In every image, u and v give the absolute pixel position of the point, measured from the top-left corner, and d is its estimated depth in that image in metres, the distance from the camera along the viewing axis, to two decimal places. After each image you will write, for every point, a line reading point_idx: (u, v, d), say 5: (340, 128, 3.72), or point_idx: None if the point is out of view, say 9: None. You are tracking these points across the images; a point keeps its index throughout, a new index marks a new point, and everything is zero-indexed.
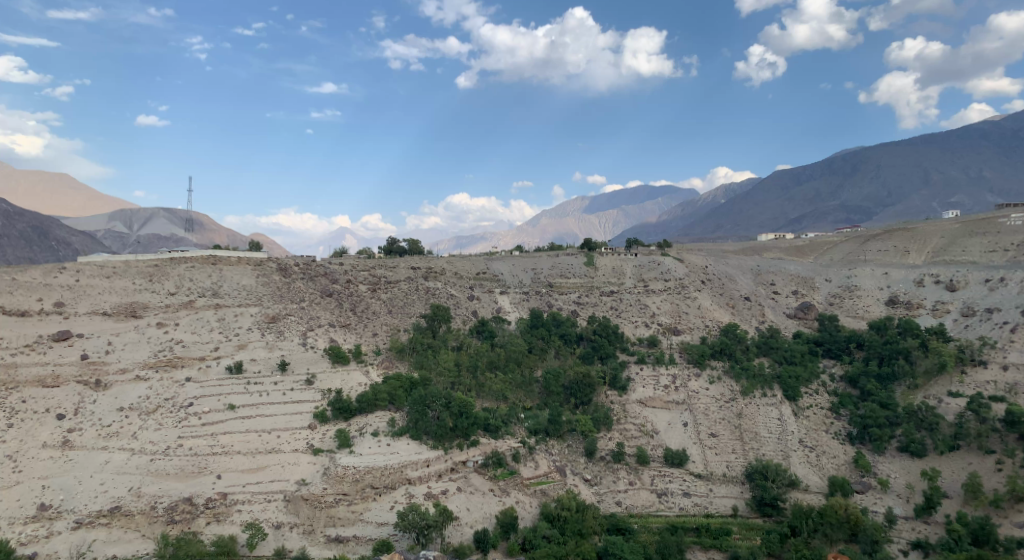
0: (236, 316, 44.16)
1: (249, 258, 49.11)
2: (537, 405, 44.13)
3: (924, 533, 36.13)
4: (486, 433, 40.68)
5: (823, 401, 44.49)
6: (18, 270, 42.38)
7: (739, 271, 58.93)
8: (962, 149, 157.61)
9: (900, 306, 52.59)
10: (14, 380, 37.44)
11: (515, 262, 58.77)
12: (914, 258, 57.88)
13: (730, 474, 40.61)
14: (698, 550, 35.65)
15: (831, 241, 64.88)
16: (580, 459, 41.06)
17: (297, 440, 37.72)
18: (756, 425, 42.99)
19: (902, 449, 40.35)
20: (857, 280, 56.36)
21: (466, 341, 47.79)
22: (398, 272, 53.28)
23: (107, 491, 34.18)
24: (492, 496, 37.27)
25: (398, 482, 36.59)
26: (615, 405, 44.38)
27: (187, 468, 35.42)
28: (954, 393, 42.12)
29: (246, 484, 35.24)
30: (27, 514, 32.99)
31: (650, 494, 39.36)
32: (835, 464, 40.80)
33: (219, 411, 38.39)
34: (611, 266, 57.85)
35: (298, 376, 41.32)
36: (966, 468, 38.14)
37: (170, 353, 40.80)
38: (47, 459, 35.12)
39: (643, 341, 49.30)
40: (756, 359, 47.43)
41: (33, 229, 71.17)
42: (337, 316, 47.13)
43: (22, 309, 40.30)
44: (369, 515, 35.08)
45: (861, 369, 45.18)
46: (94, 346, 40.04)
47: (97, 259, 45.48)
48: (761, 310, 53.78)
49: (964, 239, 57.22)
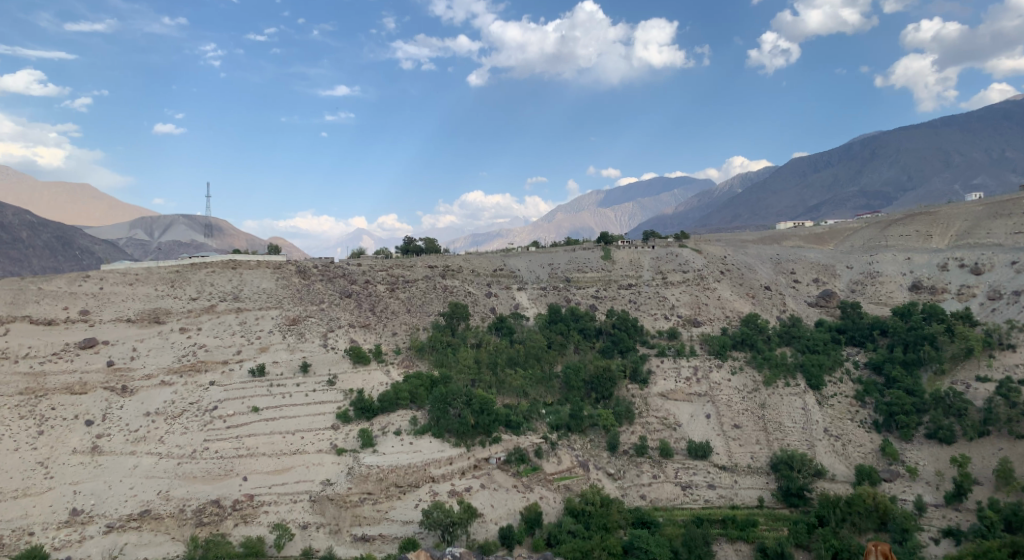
0: (257, 319, 44.54)
1: (269, 261, 49.46)
2: (557, 400, 44.02)
3: (955, 521, 35.69)
4: (508, 429, 40.72)
5: (848, 389, 43.94)
6: (43, 279, 42.95)
7: (759, 261, 58.40)
8: (983, 131, 155.11)
9: (924, 291, 51.98)
10: (43, 388, 38.04)
11: (532, 257, 58.69)
12: (937, 242, 57.08)
13: (755, 465, 40.29)
14: (725, 542, 35.51)
15: (852, 227, 64.12)
16: (603, 453, 41.02)
17: (321, 440, 37.98)
18: (780, 415, 42.61)
19: (930, 436, 39.76)
20: (879, 266, 55.67)
21: (485, 338, 47.84)
22: (416, 272, 53.42)
23: (137, 495, 34.60)
24: (516, 492, 37.26)
25: (422, 480, 36.75)
26: (637, 399, 44.24)
27: (214, 471, 35.81)
28: (983, 378, 41.77)
29: (272, 485, 35.57)
30: (60, 519, 33.53)
31: (675, 487, 39.15)
32: (861, 453, 40.36)
33: (244, 414, 38.74)
34: (629, 258, 57.57)
35: (320, 377, 41.60)
36: (997, 454, 37.66)
37: (194, 357, 41.21)
38: (77, 465, 35.65)
39: (663, 334, 49.12)
40: (779, 349, 46.93)
41: (58, 238, 72.32)
42: (357, 316, 47.36)
43: (48, 318, 40.91)
44: (394, 513, 35.29)
45: (885, 356, 44.51)
46: (120, 353, 40.58)
47: (120, 267, 45.94)
48: (782, 299, 53.33)
49: (989, 221, 56.27)
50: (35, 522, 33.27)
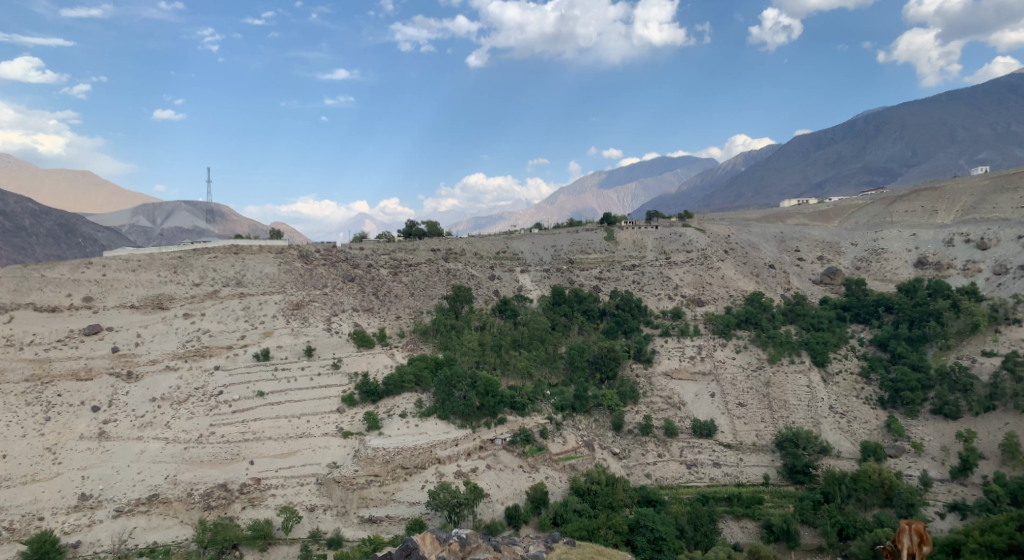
0: (261, 304, 44.59)
1: (271, 247, 49.28)
2: (562, 381, 43.96)
3: (961, 496, 35.92)
4: (513, 410, 40.54)
5: (853, 366, 43.82)
6: (45, 267, 42.82)
7: (763, 240, 58.14)
8: (989, 104, 153.29)
9: (930, 267, 51.66)
10: (48, 374, 38.12)
11: (535, 240, 58.18)
12: (942, 218, 56.67)
13: (760, 443, 40.34)
14: (731, 520, 35.92)
15: (857, 204, 63.58)
16: (608, 433, 41.01)
17: (327, 423, 38.11)
18: (785, 393, 42.50)
19: (936, 411, 39.72)
20: (884, 243, 55.38)
21: (489, 321, 47.81)
22: (418, 255, 53.27)
23: (144, 479, 34.79)
24: (522, 473, 37.45)
25: (428, 462, 36.83)
26: (641, 378, 44.23)
27: (220, 455, 35.94)
28: (988, 353, 41.58)
29: (279, 468, 35.71)
30: (69, 504, 33.71)
31: (680, 465, 39.37)
32: (867, 429, 40.36)
33: (249, 398, 38.86)
34: (632, 239, 57.11)
35: (325, 361, 41.70)
36: (1003, 428, 37.65)
37: (198, 342, 41.28)
38: (85, 450, 35.76)
39: (667, 313, 48.94)
40: (783, 327, 46.81)
41: (61, 226, 72.27)
42: (360, 300, 47.39)
43: (52, 305, 40.95)
44: (401, 495, 35.47)
45: (890, 333, 44.31)
46: (124, 339, 40.61)
47: (122, 253, 45.78)
48: (786, 278, 53.16)
49: (996, 194, 55.69)
50: (45, 507, 33.49)
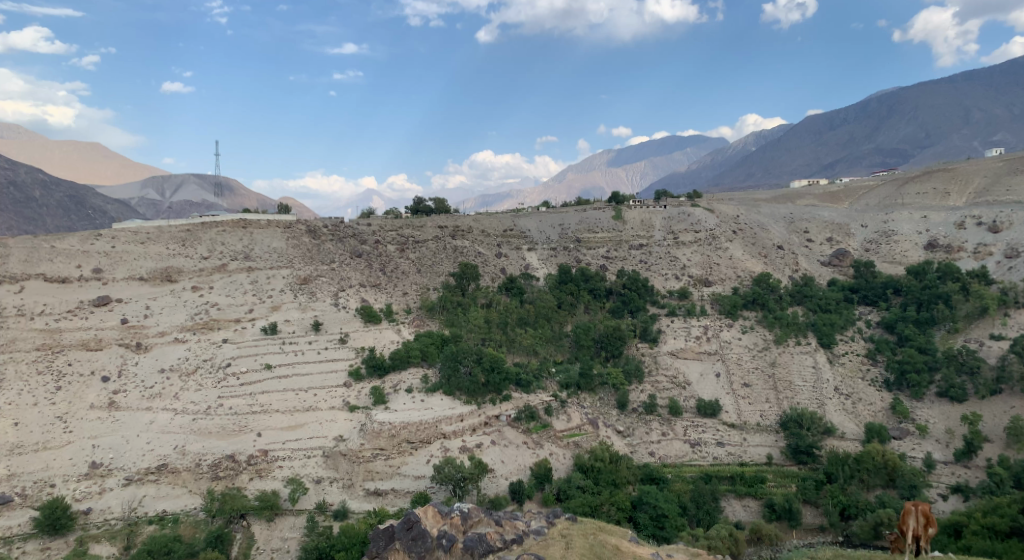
0: (268, 278, 44.81)
1: (279, 221, 49.28)
2: (567, 359, 44.06)
3: (964, 478, 36.07)
4: (518, 388, 40.79)
5: (859, 348, 43.83)
6: (56, 238, 43.07)
7: (772, 220, 57.83)
8: (1006, 84, 150.88)
9: (940, 250, 51.27)
10: (59, 344, 38.43)
11: (543, 218, 57.74)
12: (954, 200, 56.20)
13: (764, 424, 40.45)
14: (733, 498, 36.16)
15: (868, 185, 63.09)
16: (612, 411, 41.20)
17: (334, 397, 38.49)
18: (790, 374, 42.53)
19: (941, 394, 39.67)
20: (894, 225, 55.01)
21: (496, 298, 47.84)
22: (426, 232, 53.13)
23: (154, 449, 35.21)
24: (526, 449, 37.66)
25: (433, 437, 37.09)
26: (646, 357, 44.35)
27: (228, 427, 36.37)
28: (996, 336, 41.51)
29: (286, 441, 36.11)
30: (80, 472, 34.13)
31: (684, 444, 39.53)
32: (871, 411, 40.39)
33: (257, 371, 39.19)
34: (640, 218, 56.79)
35: (332, 335, 41.96)
36: (1008, 411, 37.62)
37: (206, 315, 41.58)
38: (95, 419, 36.18)
39: (674, 294, 48.88)
40: (790, 308, 46.62)
41: (71, 198, 72.43)
42: (367, 276, 47.58)
43: (63, 276, 41.22)
44: (406, 469, 35.83)
45: (898, 315, 44.18)
46: (133, 311, 40.89)
47: (131, 226, 45.99)
48: (794, 259, 52.93)
49: (1009, 177, 55.20)
50: (56, 474, 33.91)
